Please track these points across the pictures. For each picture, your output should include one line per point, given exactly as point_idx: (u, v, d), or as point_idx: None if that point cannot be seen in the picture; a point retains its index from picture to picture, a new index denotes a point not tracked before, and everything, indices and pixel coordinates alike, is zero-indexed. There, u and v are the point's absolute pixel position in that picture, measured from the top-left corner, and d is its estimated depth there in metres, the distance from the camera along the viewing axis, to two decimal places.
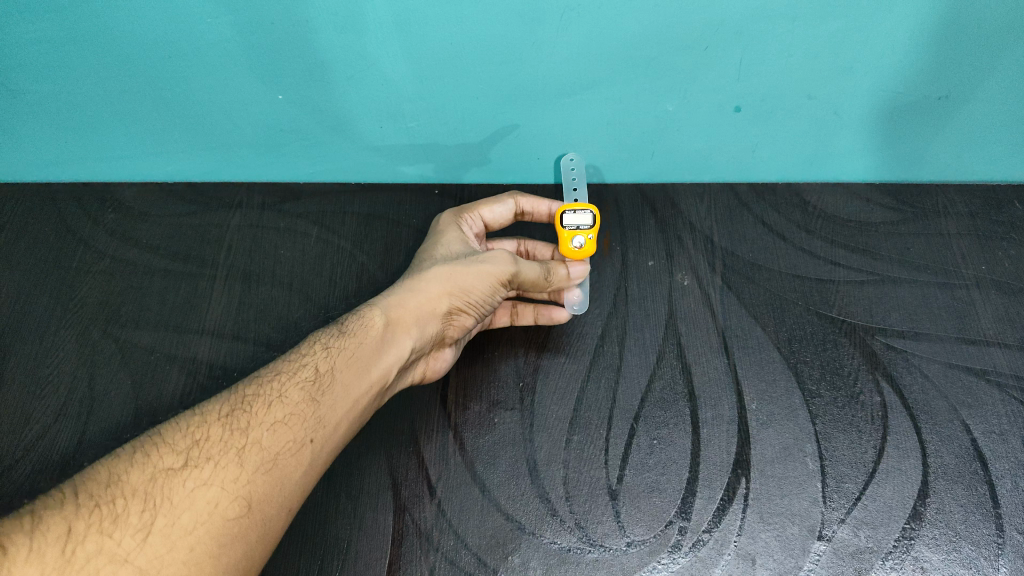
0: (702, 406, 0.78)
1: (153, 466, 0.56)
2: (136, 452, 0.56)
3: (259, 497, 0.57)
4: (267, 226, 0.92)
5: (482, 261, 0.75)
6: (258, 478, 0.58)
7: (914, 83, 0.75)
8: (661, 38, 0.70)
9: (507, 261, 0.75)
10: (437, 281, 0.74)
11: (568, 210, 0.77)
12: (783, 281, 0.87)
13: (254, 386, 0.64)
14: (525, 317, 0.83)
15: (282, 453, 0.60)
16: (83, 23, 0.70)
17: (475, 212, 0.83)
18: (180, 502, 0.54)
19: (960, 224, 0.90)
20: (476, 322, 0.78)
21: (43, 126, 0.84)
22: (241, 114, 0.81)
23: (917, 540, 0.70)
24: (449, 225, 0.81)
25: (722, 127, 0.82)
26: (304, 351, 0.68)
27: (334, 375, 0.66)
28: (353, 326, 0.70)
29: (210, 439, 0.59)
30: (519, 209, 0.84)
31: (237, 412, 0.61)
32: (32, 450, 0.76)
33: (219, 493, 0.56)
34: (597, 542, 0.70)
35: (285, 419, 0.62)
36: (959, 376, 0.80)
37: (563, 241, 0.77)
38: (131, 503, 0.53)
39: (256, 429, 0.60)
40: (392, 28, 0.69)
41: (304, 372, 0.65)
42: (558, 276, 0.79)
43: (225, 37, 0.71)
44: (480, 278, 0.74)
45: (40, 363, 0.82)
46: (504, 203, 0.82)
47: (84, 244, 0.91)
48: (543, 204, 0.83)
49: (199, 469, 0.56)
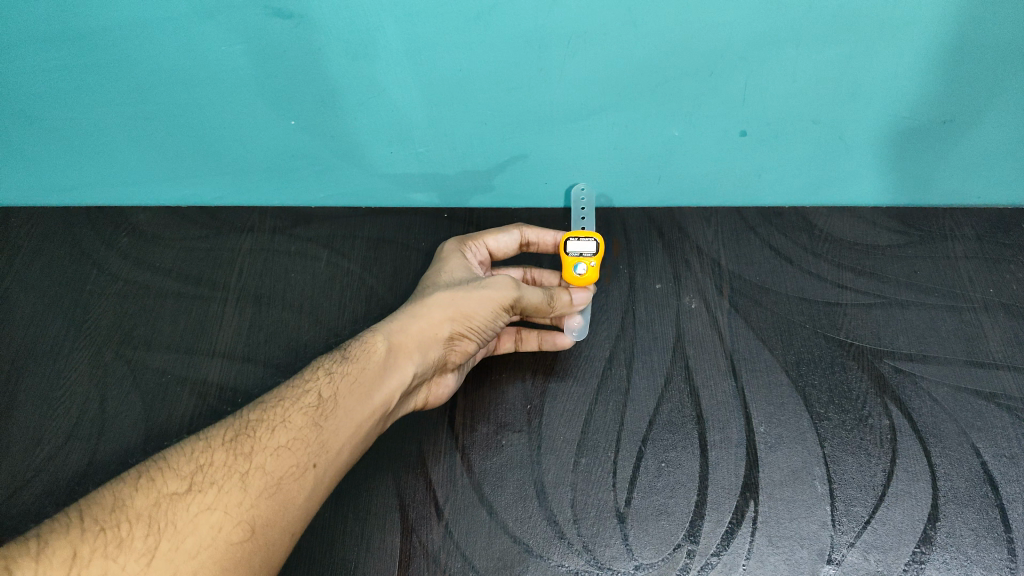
0: (710, 429, 0.78)
1: (157, 491, 0.56)
2: (141, 477, 0.57)
3: (263, 522, 0.58)
4: (278, 250, 0.93)
5: (483, 286, 0.75)
6: (261, 503, 0.58)
7: (917, 107, 0.75)
8: (666, 62, 0.71)
9: (511, 286, 0.75)
10: (439, 306, 0.74)
11: (573, 237, 0.78)
12: (790, 304, 0.87)
13: (259, 411, 0.64)
14: (530, 342, 0.84)
15: (286, 477, 0.60)
16: (101, 52, 0.72)
17: (479, 241, 0.83)
18: (184, 527, 0.55)
19: (967, 247, 0.90)
20: (477, 347, 0.78)
21: (59, 152, 0.85)
22: (253, 140, 0.83)
23: (928, 564, 0.70)
24: (452, 252, 0.81)
25: (728, 152, 0.83)
26: (307, 376, 0.68)
27: (337, 400, 0.66)
28: (356, 351, 0.71)
29: (215, 464, 0.59)
30: (524, 240, 0.84)
31: (241, 437, 0.62)
32: (43, 470, 0.76)
33: (223, 517, 0.56)
34: (605, 565, 0.70)
35: (289, 444, 0.62)
36: (968, 399, 0.80)
37: (566, 267, 0.79)
38: (136, 527, 0.54)
39: (260, 454, 0.61)
40: (403, 55, 0.71)
41: (308, 397, 0.66)
42: (562, 301, 0.79)
43: (238, 65, 0.73)
44: (482, 302, 0.75)
45: (53, 383, 0.83)
46: (509, 233, 0.83)
47: (98, 267, 0.92)
48: (548, 235, 0.84)
49: (203, 493, 0.57)
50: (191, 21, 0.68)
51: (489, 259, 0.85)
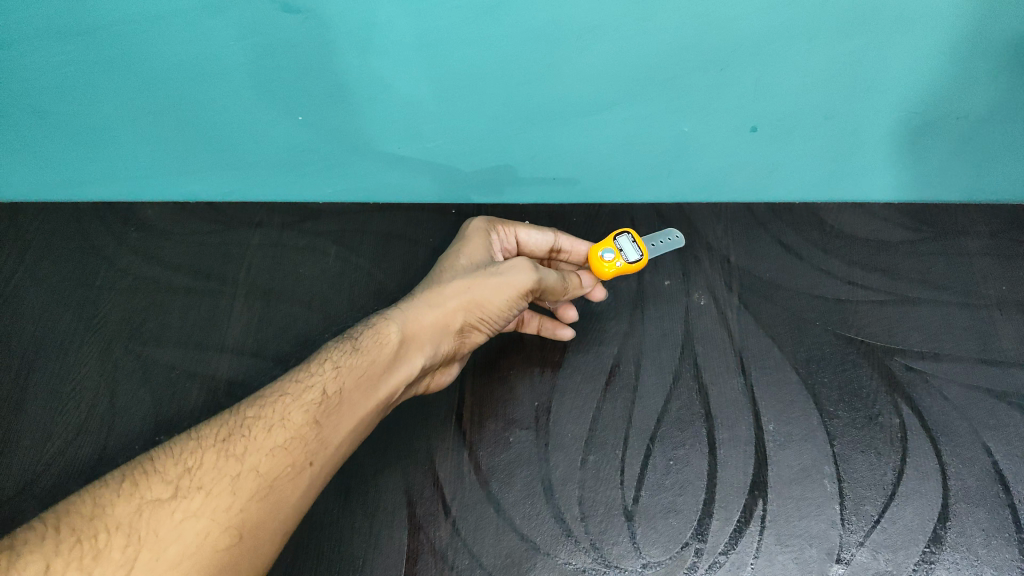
0: (718, 427, 0.78)
1: (140, 497, 0.56)
2: (125, 482, 0.57)
3: (252, 525, 0.58)
4: (286, 245, 0.93)
5: (501, 273, 0.74)
6: (252, 506, 0.58)
7: (933, 102, 0.74)
8: (677, 58, 0.70)
9: (529, 270, 0.74)
10: (455, 296, 0.74)
11: (631, 237, 0.81)
12: (800, 301, 0.86)
13: (256, 408, 0.64)
14: (530, 326, 0.84)
15: (280, 477, 0.60)
16: (108, 48, 0.72)
17: (511, 228, 0.82)
18: (167, 536, 0.55)
19: (981, 243, 0.89)
20: (485, 336, 0.78)
21: (67, 147, 0.85)
22: (262, 135, 0.82)
23: (937, 564, 0.69)
24: (477, 232, 0.80)
25: (739, 146, 0.82)
26: (313, 370, 0.67)
27: (341, 397, 0.65)
28: (367, 343, 0.69)
29: (203, 466, 0.59)
30: (556, 244, 0.84)
31: (235, 437, 0.61)
32: (53, 464, 0.77)
33: (209, 524, 0.56)
34: (613, 563, 0.70)
35: (285, 444, 0.62)
36: (980, 397, 0.79)
37: (600, 246, 0.81)
38: (115, 538, 0.54)
39: (253, 455, 0.60)
40: (413, 49, 0.70)
41: (310, 394, 0.65)
42: (574, 284, 0.80)
43: (246, 60, 0.72)
44: (499, 291, 0.74)
45: (63, 379, 0.83)
46: (545, 234, 0.83)
47: (107, 262, 0.92)
48: (583, 248, 0.84)
49: (188, 500, 0.57)
50: (198, 18, 0.68)
51: (515, 249, 0.85)
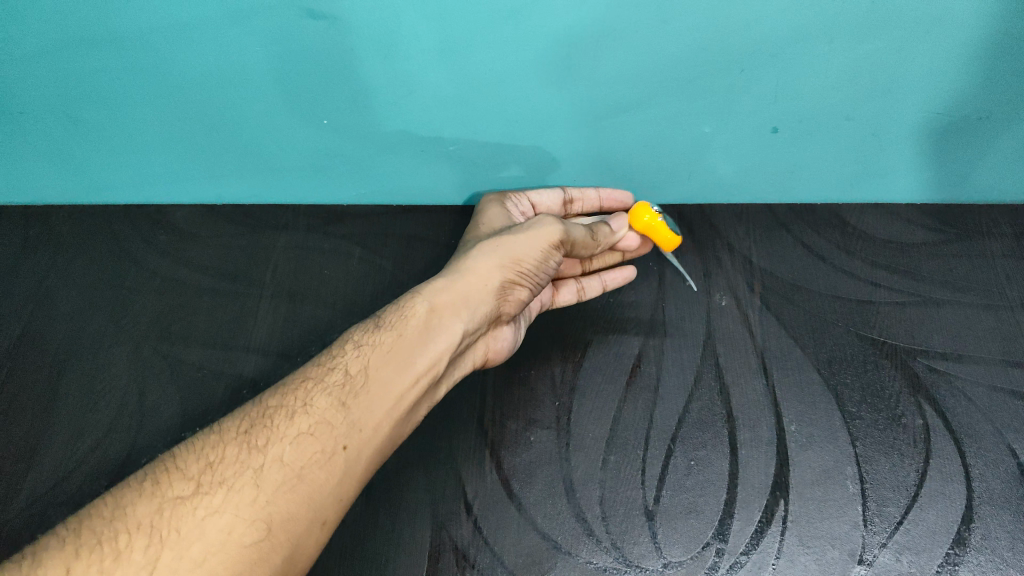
0: (740, 428, 0.78)
1: (161, 496, 0.57)
2: (147, 481, 0.58)
3: (281, 517, 0.59)
4: (312, 247, 0.94)
5: (531, 228, 0.79)
6: (278, 498, 0.59)
7: (954, 102, 0.74)
8: (695, 59, 0.71)
9: (556, 220, 0.79)
10: (486, 258, 0.77)
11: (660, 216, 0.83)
12: (822, 303, 0.86)
13: (278, 398, 0.65)
14: (591, 287, 0.88)
15: (308, 466, 0.61)
16: (138, 55, 0.73)
17: (522, 194, 0.90)
18: (189, 533, 0.55)
19: (1005, 245, 0.88)
20: (529, 297, 0.80)
21: (98, 152, 0.87)
22: (288, 139, 0.84)
23: (961, 566, 0.69)
24: (494, 204, 0.88)
25: (762, 148, 0.82)
26: (335, 354, 0.69)
27: (367, 374, 0.68)
28: (392, 319, 0.72)
29: (224, 461, 0.60)
30: (567, 198, 0.90)
31: (257, 428, 0.63)
32: (86, 460, 0.79)
33: (232, 519, 0.57)
34: (633, 562, 0.71)
35: (311, 430, 0.63)
36: (1004, 400, 0.78)
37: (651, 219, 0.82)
38: (136, 538, 0.54)
39: (276, 445, 0.61)
40: (435, 54, 0.71)
41: (332, 376, 0.67)
42: (603, 234, 0.83)
43: (272, 65, 0.74)
44: (529, 241, 0.78)
45: (95, 378, 0.85)
46: (551, 189, 0.90)
47: (137, 264, 0.94)
48: (590, 192, 0.90)
49: (211, 495, 0.58)
50: (224, 25, 0.69)
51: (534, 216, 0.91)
